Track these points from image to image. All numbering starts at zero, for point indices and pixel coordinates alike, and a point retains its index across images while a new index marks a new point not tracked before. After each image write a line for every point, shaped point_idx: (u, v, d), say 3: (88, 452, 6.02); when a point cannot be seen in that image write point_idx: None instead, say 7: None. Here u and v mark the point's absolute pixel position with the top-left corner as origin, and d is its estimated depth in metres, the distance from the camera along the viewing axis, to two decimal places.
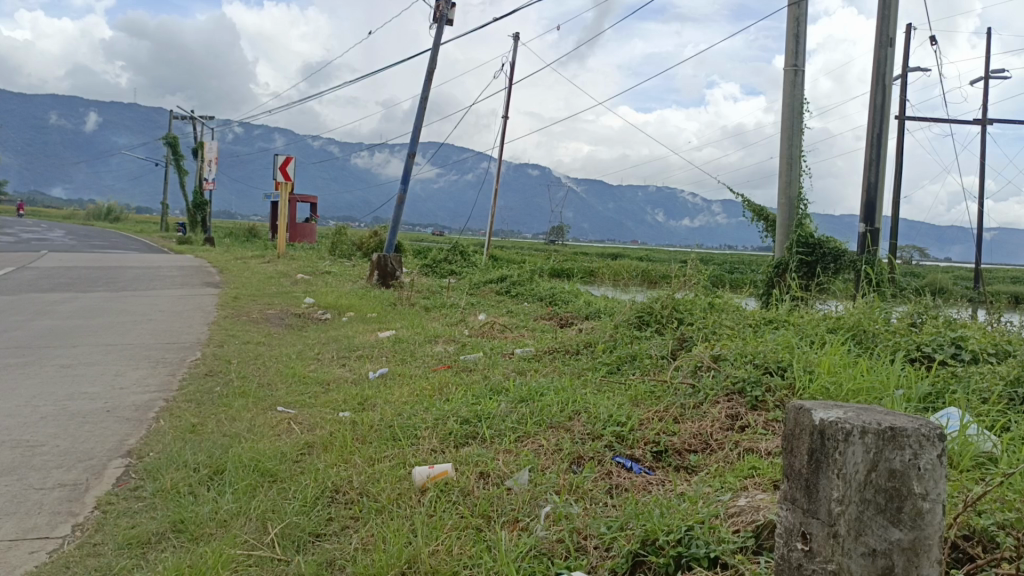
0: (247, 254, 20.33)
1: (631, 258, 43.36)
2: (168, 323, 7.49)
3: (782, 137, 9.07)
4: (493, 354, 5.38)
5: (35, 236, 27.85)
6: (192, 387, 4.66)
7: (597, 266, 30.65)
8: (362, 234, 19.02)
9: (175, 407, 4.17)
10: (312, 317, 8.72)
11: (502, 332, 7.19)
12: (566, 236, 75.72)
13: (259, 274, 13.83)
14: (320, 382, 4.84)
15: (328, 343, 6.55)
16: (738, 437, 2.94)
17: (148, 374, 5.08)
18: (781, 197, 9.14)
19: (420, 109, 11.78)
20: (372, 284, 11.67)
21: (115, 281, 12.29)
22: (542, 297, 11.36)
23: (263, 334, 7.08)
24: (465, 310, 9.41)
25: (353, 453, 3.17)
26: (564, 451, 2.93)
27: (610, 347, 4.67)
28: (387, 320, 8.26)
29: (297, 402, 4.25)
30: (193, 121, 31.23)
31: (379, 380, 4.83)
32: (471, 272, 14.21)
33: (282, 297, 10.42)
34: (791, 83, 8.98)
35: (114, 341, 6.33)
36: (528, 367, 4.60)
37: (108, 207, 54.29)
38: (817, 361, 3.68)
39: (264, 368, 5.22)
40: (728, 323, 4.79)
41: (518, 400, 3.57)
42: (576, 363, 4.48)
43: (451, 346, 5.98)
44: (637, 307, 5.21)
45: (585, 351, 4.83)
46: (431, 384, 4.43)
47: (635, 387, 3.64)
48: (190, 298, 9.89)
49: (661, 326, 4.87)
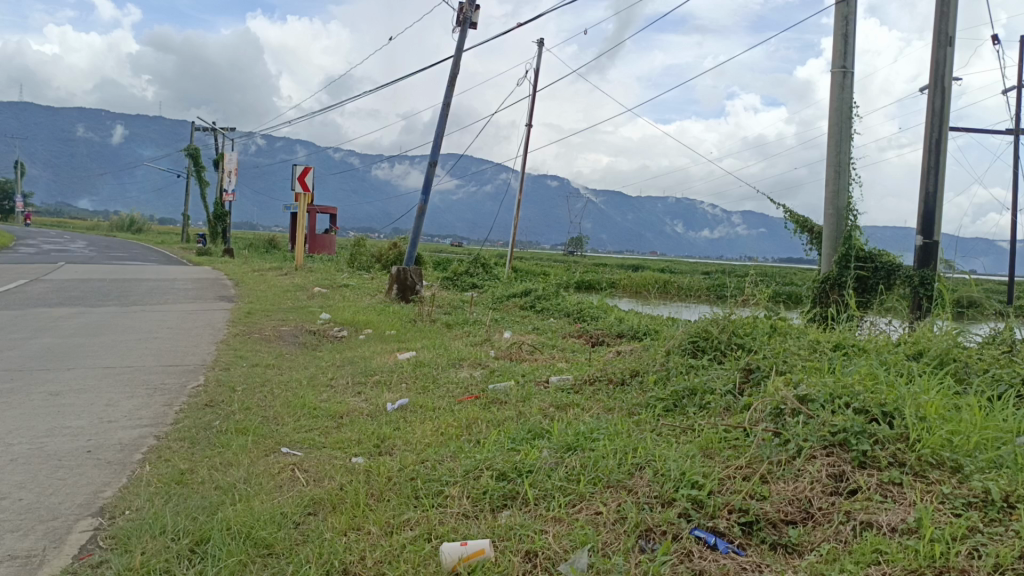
0: (265, 266, 19.92)
1: (651, 270, 42.70)
2: (174, 343, 6.97)
3: (829, 143, 8.44)
4: (526, 381, 4.81)
5: (54, 247, 27.64)
6: (188, 422, 4.12)
7: (617, 278, 30.03)
8: (382, 245, 18.57)
9: (165, 448, 3.61)
10: (328, 335, 8.19)
11: (532, 354, 6.61)
12: (584, 248, 75.25)
13: (275, 287, 13.37)
14: (332, 415, 4.29)
15: (343, 367, 5.99)
16: (848, 506, 2.36)
17: (141, 405, 4.54)
18: (828, 207, 8.48)
19: (443, 116, 11.28)
20: (391, 298, 11.14)
21: (126, 294, 11.84)
22: (569, 312, 10.78)
23: (274, 355, 6.54)
24: (489, 327, 8.85)
25: (366, 515, 2.61)
26: (629, 522, 2.36)
27: (662, 380, 4.09)
28: (408, 338, 7.74)
29: (305, 442, 3.70)
30: (214, 132, 31.04)
31: (399, 413, 4.27)
32: (494, 285, 13.67)
33: (298, 312, 9.93)
34: (838, 86, 8.36)
35: (112, 364, 5.81)
36: (568, 401, 4.02)
37: (130, 218, 54.47)
38: (922, 400, 3.07)
39: (271, 398, 4.67)
40: (798, 351, 4.20)
41: (565, 448, 3.00)
42: (625, 399, 3.91)
43: (478, 371, 5.41)
44: (690, 330, 4.63)
45: (633, 381, 4.25)
46: (458, 422, 3.87)
47: (704, 434, 3.05)
48: (201, 313, 9.40)
49: (720, 354, 4.28)
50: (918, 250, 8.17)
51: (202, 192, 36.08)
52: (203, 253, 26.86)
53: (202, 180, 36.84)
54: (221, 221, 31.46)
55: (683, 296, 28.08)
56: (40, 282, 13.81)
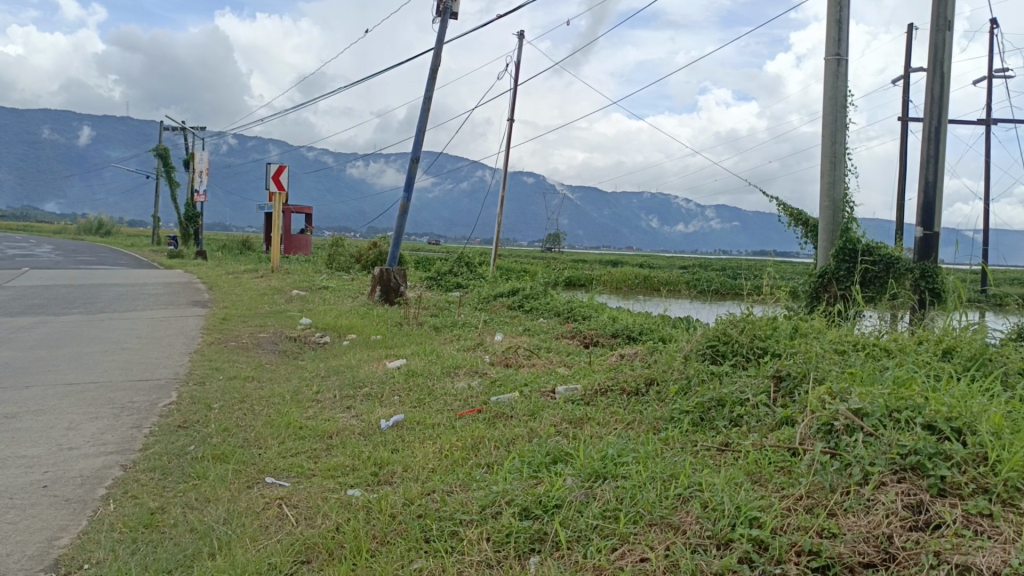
0: (240, 268, 19.38)
1: (630, 265, 42.56)
2: (145, 354, 6.52)
3: (824, 133, 8.08)
4: (531, 392, 4.46)
5: (20, 252, 26.80)
6: (162, 446, 3.72)
7: (597, 274, 29.74)
8: (360, 245, 18.13)
9: (133, 481, 3.22)
10: (310, 342, 7.77)
11: (529, 360, 6.23)
12: (560, 243, 75.11)
13: (251, 290, 12.91)
14: (322, 436, 3.91)
15: (329, 378, 5.59)
16: (936, 544, 1.99)
17: (106, 429, 4.12)
18: (824, 199, 8.17)
19: (423, 111, 10.90)
20: (373, 301, 10.72)
21: (95, 301, 11.34)
22: (559, 312, 10.44)
23: (253, 366, 6.12)
24: (479, 330, 8.48)
25: (366, 566, 2.23)
26: (682, 570, 2.00)
27: (682, 390, 3.76)
28: (394, 344, 7.35)
29: (293, 470, 3.32)
30: (184, 133, 30.36)
31: (396, 432, 3.90)
32: (479, 284, 13.30)
33: (276, 317, 9.51)
34: (832, 74, 7.96)
35: (76, 380, 5.37)
36: (580, 417, 3.68)
37: (99, 221, 53.37)
38: (989, 410, 2.72)
39: (253, 416, 4.27)
40: (828, 356, 3.88)
41: (592, 477, 2.63)
42: (645, 413, 3.57)
43: (476, 381, 5.03)
44: (707, 334, 4.31)
45: (649, 393, 3.93)
46: (462, 442, 3.51)
47: (746, 453, 2.70)
48: (174, 321, 8.95)
49: (742, 360, 3.95)
50: (917, 242, 7.89)
51: (174, 194, 35.33)
52: (175, 256, 26.21)
53: (173, 181, 36.09)
54: (194, 222, 30.79)
55: (665, 292, 27.82)
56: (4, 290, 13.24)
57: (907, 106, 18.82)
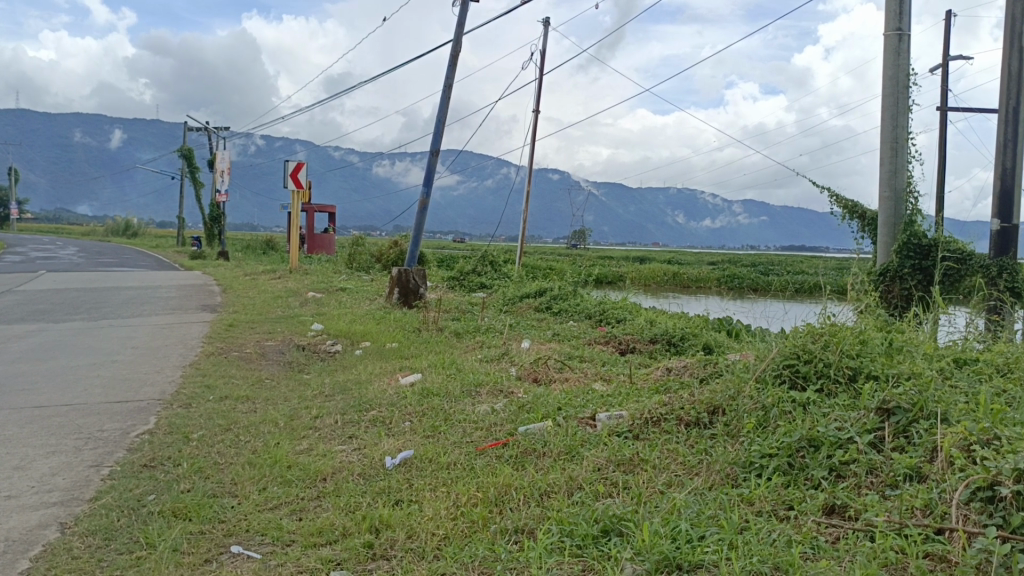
0: (259, 269, 18.78)
1: (657, 261, 41.87)
2: (134, 369, 5.86)
3: (884, 117, 7.16)
4: (566, 420, 3.73)
5: (41, 254, 26.42)
6: (116, 495, 3.04)
7: (625, 271, 28.90)
8: (381, 245, 17.52)
9: (66, 549, 2.52)
10: (320, 351, 7.10)
11: (561, 374, 5.47)
12: (586, 240, 74.31)
13: (267, 293, 12.30)
14: (313, 480, 3.22)
15: (332, 398, 4.88)
16: None
17: (59, 470, 3.44)
18: (885, 189, 7.28)
19: (443, 103, 10.25)
20: (391, 304, 10.03)
21: (99, 306, 10.74)
22: (590, 314, 9.69)
23: (250, 383, 5.42)
24: (505, 336, 7.75)
25: None
26: None
27: (761, 425, 3.02)
28: (410, 354, 6.66)
29: (268, 533, 2.61)
30: (206, 133, 29.99)
31: (403, 475, 3.21)
32: (504, 284, 12.62)
33: (287, 322, 8.85)
34: (894, 51, 7.01)
35: (48, 402, 4.70)
36: (632, 461, 2.96)
37: (127, 222, 53.44)
38: None
39: (233, 452, 3.58)
40: (941, 383, 3.12)
41: (661, 568, 1.96)
42: (715, 454, 2.88)
43: (500, 404, 4.26)
44: (781, 348, 3.56)
45: (717, 427, 3.20)
46: (484, 492, 2.81)
47: (874, 530, 2.08)
48: (177, 328, 8.33)
49: (831, 385, 3.21)
50: (992, 236, 7.06)
51: (197, 193, 35.03)
52: (198, 257, 25.79)
53: (197, 181, 35.75)
54: (216, 223, 30.34)
55: (695, 289, 26.91)
56: (12, 294, 12.70)
57: (947, 93, 17.86)
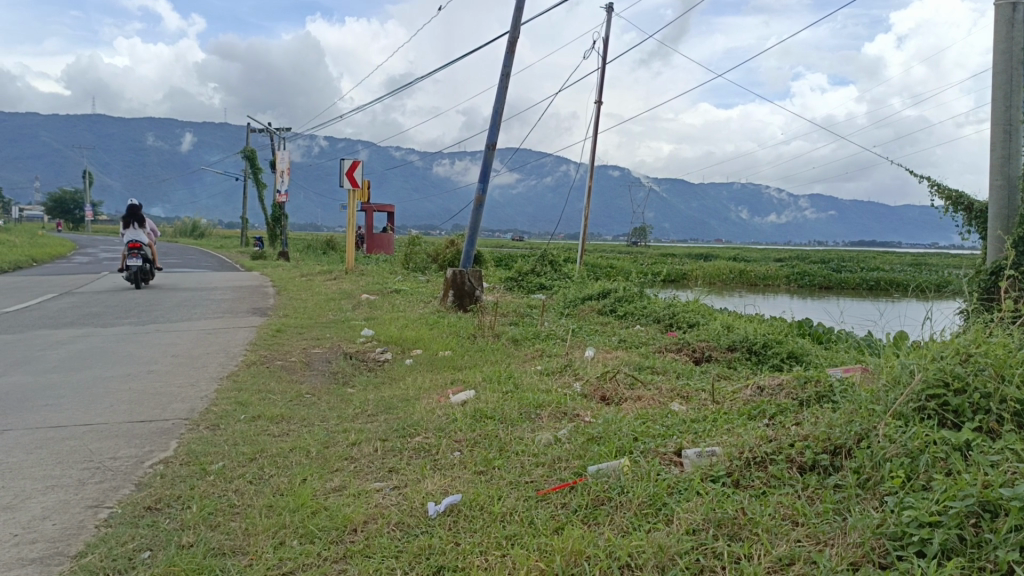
0: (316, 269, 18.50)
1: (722, 259, 40.71)
2: (167, 382, 5.41)
3: (995, 97, 6.23)
4: (646, 457, 3.11)
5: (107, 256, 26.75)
6: (105, 552, 2.52)
7: (689, 268, 27.94)
8: (438, 244, 17.06)
9: None
10: (368, 360, 6.58)
11: (633, 391, 4.81)
12: (646, 238, 73.05)
13: (320, 295, 11.92)
14: (341, 531, 2.67)
15: (374, 419, 4.33)
16: None
17: (51, 512, 2.93)
18: (996, 179, 6.38)
19: (500, 95, 9.69)
20: (446, 307, 9.49)
21: (150, 309, 10.46)
22: (658, 318, 8.99)
23: (288, 399, 4.89)
24: (567, 343, 7.12)
25: None
26: None
27: (907, 479, 2.36)
28: (463, 364, 6.10)
29: None
30: (267, 133, 30.07)
31: (451, 528, 2.64)
32: (565, 285, 12.00)
33: (338, 327, 8.40)
34: (1006, 22, 6.09)
35: (66, 423, 4.25)
36: (743, 527, 2.33)
37: (193, 223, 54.39)
38: None
39: (254, 491, 3.06)
40: None
41: None
42: (851, 519, 2.25)
43: (564, 432, 3.64)
44: (920, 371, 2.87)
45: (843, 476, 2.56)
46: (551, 563, 2.22)
47: None
48: (223, 334, 7.93)
49: (995, 424, 2.52)
50: None
51: (259, 194, 35.18)
52: (259, 257, 25.85)
53: (260, 183, 35.93)
54: (277, 224, 30.40)
55: (763, 288, 25.83)
56: (68, 296, 12.57)
57: None
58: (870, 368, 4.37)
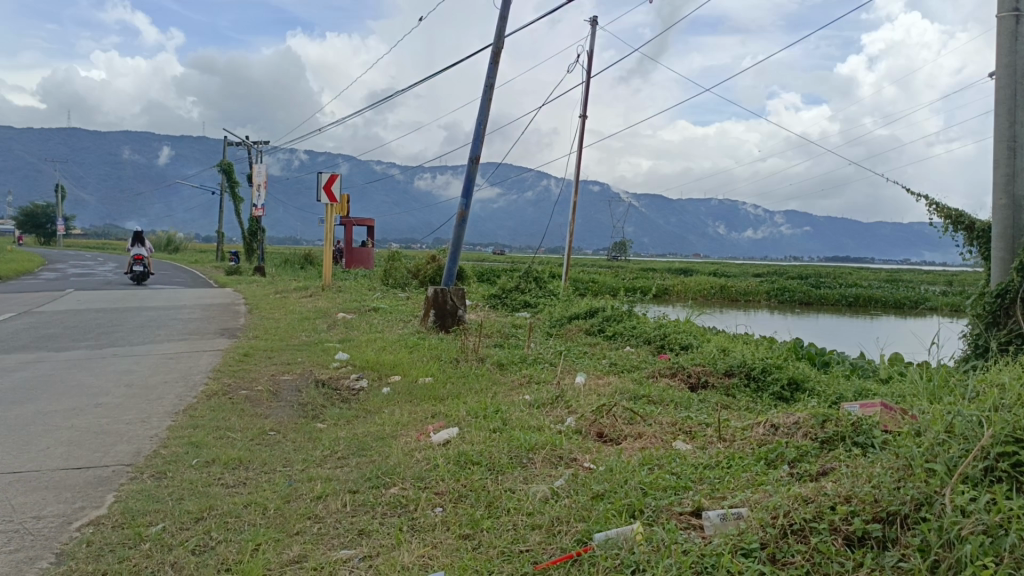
0: (291, 285, 17.94)
1: (703, 274, 40.45)
2: (117, 417, 4.90)
3: (998, 114, 5.85)
4: (660, 520, 2.64)
5: (77, 270, 25.96)
6: None
7: (671, 283, 27.63)
8: (418, 259, 16.56)
9: None
10: (341, 389, 6.07)
11: (632, 428, 4.34)
12: (626, 252, 72.83)
13: (294, 313, 11.42)
14: None
15: (345, 463, 3.84)
16: None
17: None
18: (998, 200, 5.95)
19: (482, 108, 9.27)
20: (427, 327, 9.01)
21: (113, 330, 9.89)
22: (649, 340, 8.55)
23: (249, 438, 4.39)
24: (556, 369, 6.65)
25: None
26: None
27: (994, 567, 1.91)
28: (444, 394, 5.62)
29: None
30: (245, 146, 29.51)
31: None
32: (550, 303, 11.57)
33: (310, 350, 7.90)
34: (1010, 35, 5.71)
35: None
36: None
37: (170, 236, 53.55)
38: None
39: (193, 566, 2.57)
40: None
41: None
42: None
43: (560, 484, 3.16)
44: (986, 424, 2.41)
45: (906, 556, 2.10)
46: None
47: None
48: (187, 358, 7.41)
49: None
50: None
51: (236, 207, 34.55)
52: (234, 272, 25.22)
53: (238, 197, 35.27)
54: (255, 237, 29.91)
55: (746, 304, 25.54)
56: (29, 314, 11.96)
57: None
58: (894, 403, 3.95)
